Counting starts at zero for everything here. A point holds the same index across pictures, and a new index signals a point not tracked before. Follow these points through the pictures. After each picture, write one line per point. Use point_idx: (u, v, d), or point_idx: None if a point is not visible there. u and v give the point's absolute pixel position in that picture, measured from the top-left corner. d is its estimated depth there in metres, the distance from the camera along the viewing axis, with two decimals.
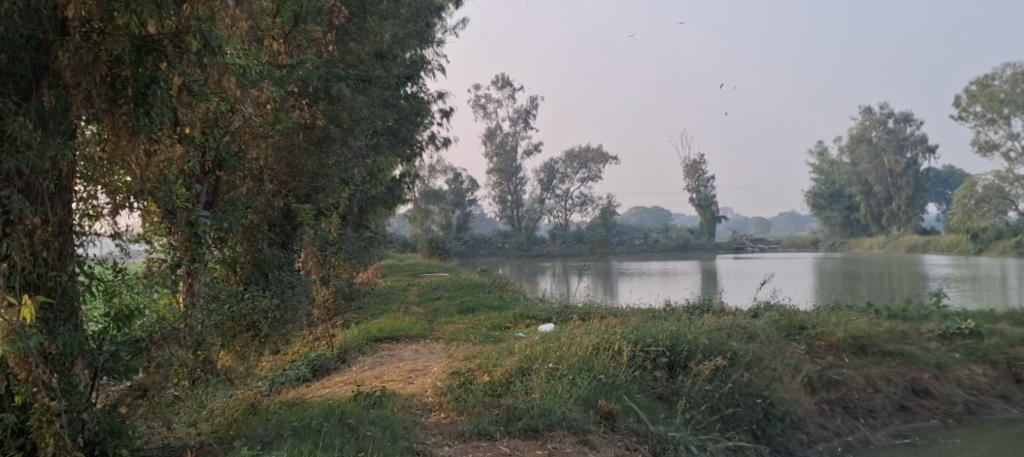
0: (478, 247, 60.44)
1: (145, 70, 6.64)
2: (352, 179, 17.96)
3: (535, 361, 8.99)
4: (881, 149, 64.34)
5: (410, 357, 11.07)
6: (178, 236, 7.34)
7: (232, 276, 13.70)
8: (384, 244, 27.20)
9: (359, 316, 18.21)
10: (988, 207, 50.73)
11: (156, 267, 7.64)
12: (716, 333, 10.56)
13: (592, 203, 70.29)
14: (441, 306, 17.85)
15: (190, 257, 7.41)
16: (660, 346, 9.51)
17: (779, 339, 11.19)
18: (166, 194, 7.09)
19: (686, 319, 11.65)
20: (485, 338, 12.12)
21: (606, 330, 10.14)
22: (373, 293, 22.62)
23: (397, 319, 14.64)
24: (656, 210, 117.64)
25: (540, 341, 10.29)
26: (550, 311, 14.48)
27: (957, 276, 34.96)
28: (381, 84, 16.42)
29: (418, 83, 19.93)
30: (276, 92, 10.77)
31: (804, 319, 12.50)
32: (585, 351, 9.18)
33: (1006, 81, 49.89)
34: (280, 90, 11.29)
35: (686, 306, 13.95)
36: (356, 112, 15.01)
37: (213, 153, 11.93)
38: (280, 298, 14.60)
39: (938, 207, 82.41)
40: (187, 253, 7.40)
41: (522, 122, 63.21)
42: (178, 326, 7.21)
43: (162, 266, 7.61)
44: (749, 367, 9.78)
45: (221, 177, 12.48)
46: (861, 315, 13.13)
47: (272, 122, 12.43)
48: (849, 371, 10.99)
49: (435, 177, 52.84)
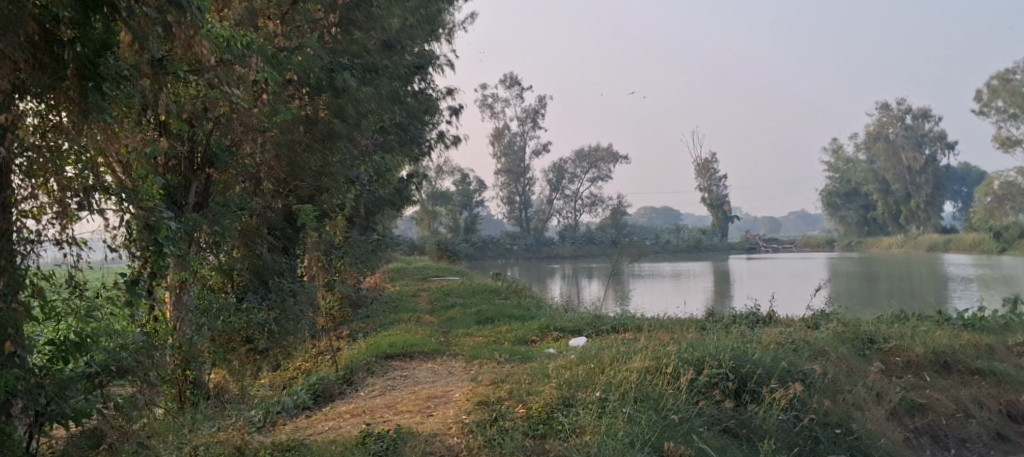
0: (486, 248, 58.98)
1: (94, 32, 5.54)
2: (359, 177, 16.61)
3: (578, 389, 7.62)
4: (897, 147, 62.60)
5: (427, 379, 9.64)
6: (137, 243, 6.44)
7: (227, 286, 12.28)
8: (392, 247, 25.74)
9: (368, 325, 16.77)
10: (1010, 205, 48.76)
11: (116, 276, 6.62)
12: (777, 349, 9.17)
13: (602, 204, 68.77)
14: (456, 315, 16.39)
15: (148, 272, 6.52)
16: (723, 369, 8.10)
17: (851, 358, 9.87)
18: (127, 190, 6.17)
19: (740, 332, 10.24)
20: (511, 354, 10.69)
21: (654, 348, 8.71)
22: (381, 300, 21.17)
23: (409, 330, 13.25)
24: (665, 211, 116.48)
25: (577, 360, 8.88)
26: (578, 321, 13.08)
27: (988, 277, 33.53)
28: (389, 75, 15.05)
29: (427, 75, 18.60)
30: (270, 72, 9.41)
31: (872, 331, 11.21)
32: (635, 374, 7.78)
33: None
34: (273, 71, 9.91)
35: (731, 316, 12.56)
36: (362, 104, 13.64)
37: (204, 146, 10.77)
38: (281, 307, 13.13)
39: (953, 206, 80.60)
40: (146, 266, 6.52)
41: (530, 122, 61.69)
42: (137, 357, 6.06)
43: (120, 278, 6.57)
44: (826, 394, 8.43)
45: (211, 174, 11.06)
46: (934, 327, 11.67)
47: (269, 114, 11.14)
48: (934, 393, 9.64)
49: (442, 179, 51.38)
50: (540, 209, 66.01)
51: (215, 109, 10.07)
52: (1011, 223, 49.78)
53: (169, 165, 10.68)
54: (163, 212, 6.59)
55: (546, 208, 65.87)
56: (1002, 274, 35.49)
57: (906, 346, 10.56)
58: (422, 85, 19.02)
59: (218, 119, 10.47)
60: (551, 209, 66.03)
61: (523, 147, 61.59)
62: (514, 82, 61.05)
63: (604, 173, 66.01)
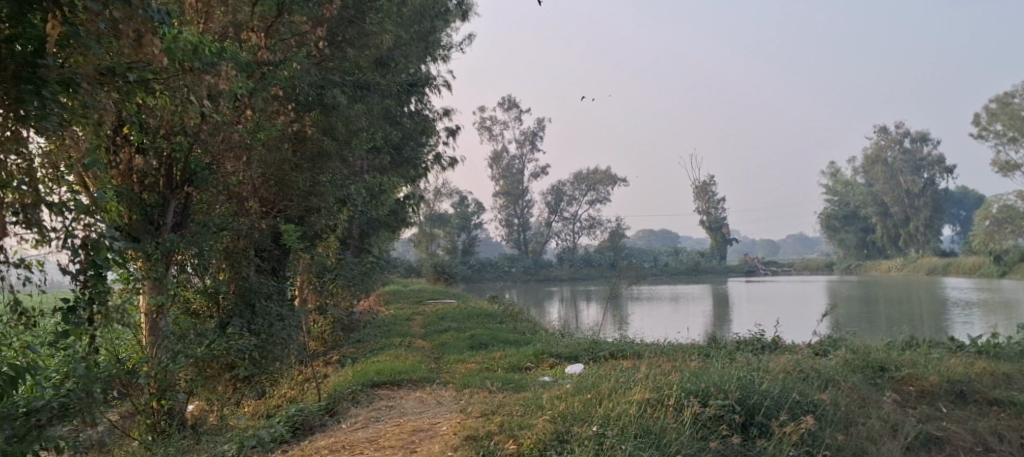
0: (484, 271, 58.35)
1: (33, 30, 6.09)
2: (353, 198, 16.14)
3: (572, 423, 7.09)
4: (895, 170, 62.21)
5: (413, 410, 9.09)
6: (76, 265, 7.11)
7: (212, 309, 11.94)
8: (388, 269, 25.21)
9: (358, 348, 16.21)
10: (1009, 228, 48.23)
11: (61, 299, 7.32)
12: (783, 377, 8.71)
13: (601, 226, 68.22)
14: (450, 339, 15.85)
15: (89, 295, 7.28)
16: (729, 400, 7.61)
17: (863, 387, 9.45)
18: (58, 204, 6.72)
19: (744, 360, 9.76)
20: (503, 382, 10.18)
21: (654, 376, 8.23)
22: (374, 324, 20.59)
23: (400, 357, 12.66)
24: (664, 233, 116.11)
25: (572, 389, 8.36)
26: (576, 347, 12.53)
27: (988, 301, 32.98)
28: (381, 93, 14.57)
29: (423, 95, 18.15)
30: (243, 83, 8.93)
31: (884, 358, 10.71)
32: (633, 406, 7.27)
33: None
34: (248, 83, 9.40)
35: (736, 341, 12.04)
36: (354, 121, 13.18)
37: (183, 164, 10.23)
38: (267, 332, 12.52)
39: (953, 229, 80.10)
40: (88, 288, 7.25)
41: (529, 145, 61.23)
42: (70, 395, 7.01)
43: (65, 298, 7.28)
44: (838, 427, 8.04)
45: (191, 193, 10.51)
46: (948, 354, 11.19)
47: (253, 131, 10.69)
48: (951, 425, 9.23)
49: (440, 200, 50.81)
50: (539, 232, 65.42)
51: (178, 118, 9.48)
52: (1011, 247, 49.22)
53: (144, 183, 10.10)
54: (105, 231, 7.12)
55: (545, 231, 65.29)
56: (1003, 298, 34.92)
57: (920, 374, 10.12)
58: (417, 105, 18.57)
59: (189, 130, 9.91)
60: (550, 232, 65.46)
61: (521, 170, 61.12)
62: (512, 104, 60.60)
63: (603, 195, 65.52)
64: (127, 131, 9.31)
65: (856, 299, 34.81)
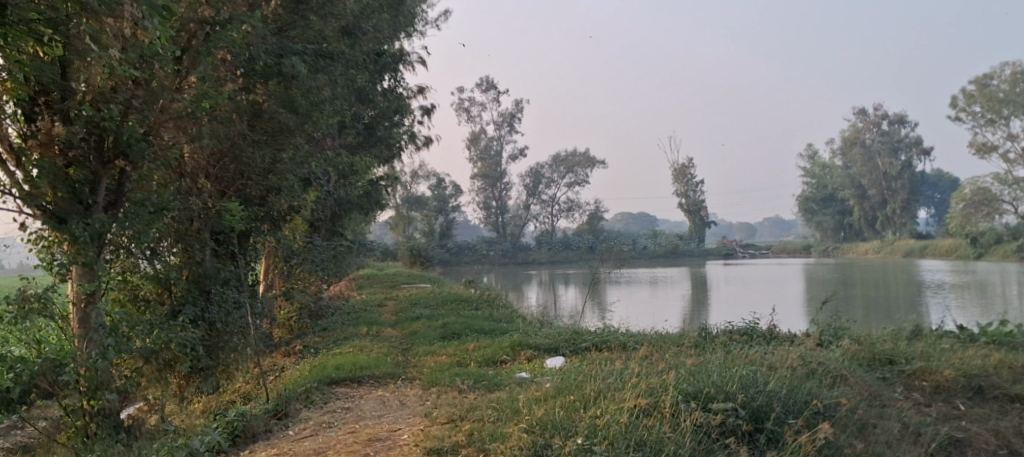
0: (462, 254, 57.30)
1: None
2: (320, 177, 15.05)
3: (554, 433, 6.26)
4: (873, 151, 61.53)
5: (373, 413, 8.10)
6: None
7: (165, 297, 10.77)
8: (361, 254, 24.13)
9: (324, 337, 15.11)
10: (986, 211, 47.57)
11: None
12: (789, 372, 7.81)
13: (579, 209, 67.25)
14: (421, 328, 14.76)
15: None
16: (730, 403, 6.68)
17: (873, 383, 8.52)
18: None
19: (746, 353, 8.81)
20: (476, 378, 9.18)
21: (648, 375, 7.30)
22: (343, 310, 19.52)
23: (364, 349, 11.58)
24: (643, 216, 115.57)
25: (552, 389, 7.41)
26: (556, 338, 11.49)
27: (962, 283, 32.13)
28: (346, 64, 13.37)
29: (394, 71, 17.04)
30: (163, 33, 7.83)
31: (892, 348, 9.77)
32: (623, 415, 6.38)
33: (1005, 81, 46.92)
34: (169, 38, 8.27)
35: (729, 331, 11.08)
36: (315, 93, 11.95)
37: (115, 136, 9.00)
38: (222, 322, 11.35)
39: (930, 212, 79.57)
40: None
41: (507, 127, 60.02)
42: None
43: None
44: (851, 431, 7.13)
45: (126, 169, 9.27)
46: (960, 346, 10.25)
47: (196, 99, 9.54)
48: (972, 426, 8.31)
49: (416, 182, 49.79)
50: (517, 214, 64.34)
51: (96, 74, 8.40)
52: (986, 229, 48.13)
53: (69, 155, 8.90)
54: None
55: (523, 214, 64.21)
56: (982, 279, 34.15)
57: (934, 368, 9.18)
58: (388, 81, 17.45)
59: (115, 91, 8.79)
60: (528, 214, 64.38)
61: (499, 152, 60.02)
62: (490, 85, 59.44)
63: (581, 178, 64.51)
64: (12, 88, 8.39)
65: (835, 281, 33.94)
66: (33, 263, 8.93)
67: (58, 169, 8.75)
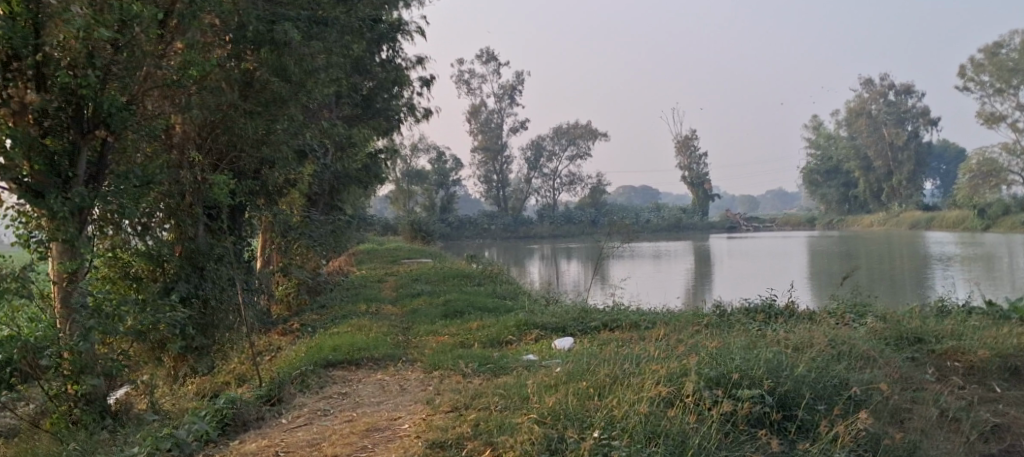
0: (464, 228, 56.80)
1: None
2: (316, 150, 14.50)
3: (568, 426, 5.81)
4: (879, 123, 60.84)
5: (371, 399, 7.62)
6: None
7: (156, 274, 10.25)
8: (361, 229, 23.61)
9: (322, 315, 14.60)
10: (993, 182, 46.98)
11: None
12: (817, 354, 7.30)
13: (581, 182, 66.65)
14: (421, 305, 14.25)
15: None
16: (756, 389, 6.21)
17: (904, 363, 8.01)
18: None
19: (768, 333, 8.30)
20: (480, 359, 8.67)
21: (667, 359, 6.80)
22: (342, 286, 19.01)
23: (362, 329, 11.05)
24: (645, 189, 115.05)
25: (561, 374, 6.90)
26: (563, 316, 10.97)
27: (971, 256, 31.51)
28: (341, 31, 12.76)
29: (392, 40, 16.43)
30: None
31: (920, 326, 9.25)
32: (642, 405, 5.93)
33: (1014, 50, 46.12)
34: None
35: (746, 308, 10.56)
36: (309, 61, 11.36)
37: (94, 105, 8.43)
38: (217, 299, 10.86)
39: (935, 183, 78.95)
40: None
41: (508, 99, 59.30)
42: None
43: None
44: (884, 417, 6.64)
45: (108, 140, 8.71)
46: (989, 323, 9.73)
47: (182, 66, 8.98)
48: (1009, 410, 7.78)
49: (417, 156, 49.19)
50: (518, 188, 63.75)
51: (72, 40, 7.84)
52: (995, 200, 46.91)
53: (44, 125, 8.35)
54: None
55: (525, 187, 63.64)
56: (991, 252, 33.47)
57: (966, 347, 8.65)
58: (387, 51, 16.85)
59: (94, 57, 8.20)
60: (530, 188, 63.78)
61: (500, 125, 59.40)
62: (491, 57, 58.71)
63: (583, 151, 63.83)
64: None
65: (842, 255, 33.38)
66: (9, 238, 8.47)
67: (35, 140, 8.19)
